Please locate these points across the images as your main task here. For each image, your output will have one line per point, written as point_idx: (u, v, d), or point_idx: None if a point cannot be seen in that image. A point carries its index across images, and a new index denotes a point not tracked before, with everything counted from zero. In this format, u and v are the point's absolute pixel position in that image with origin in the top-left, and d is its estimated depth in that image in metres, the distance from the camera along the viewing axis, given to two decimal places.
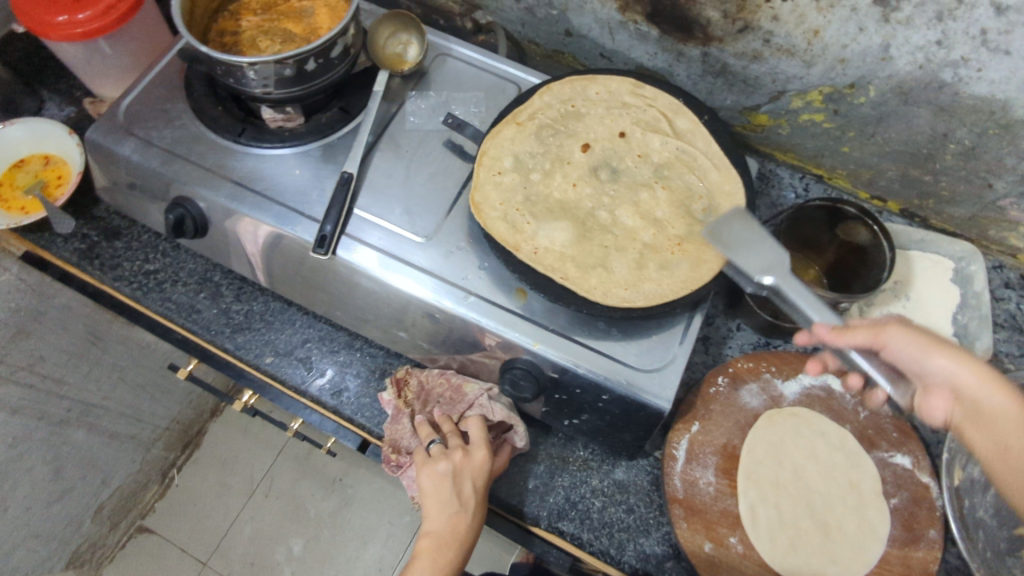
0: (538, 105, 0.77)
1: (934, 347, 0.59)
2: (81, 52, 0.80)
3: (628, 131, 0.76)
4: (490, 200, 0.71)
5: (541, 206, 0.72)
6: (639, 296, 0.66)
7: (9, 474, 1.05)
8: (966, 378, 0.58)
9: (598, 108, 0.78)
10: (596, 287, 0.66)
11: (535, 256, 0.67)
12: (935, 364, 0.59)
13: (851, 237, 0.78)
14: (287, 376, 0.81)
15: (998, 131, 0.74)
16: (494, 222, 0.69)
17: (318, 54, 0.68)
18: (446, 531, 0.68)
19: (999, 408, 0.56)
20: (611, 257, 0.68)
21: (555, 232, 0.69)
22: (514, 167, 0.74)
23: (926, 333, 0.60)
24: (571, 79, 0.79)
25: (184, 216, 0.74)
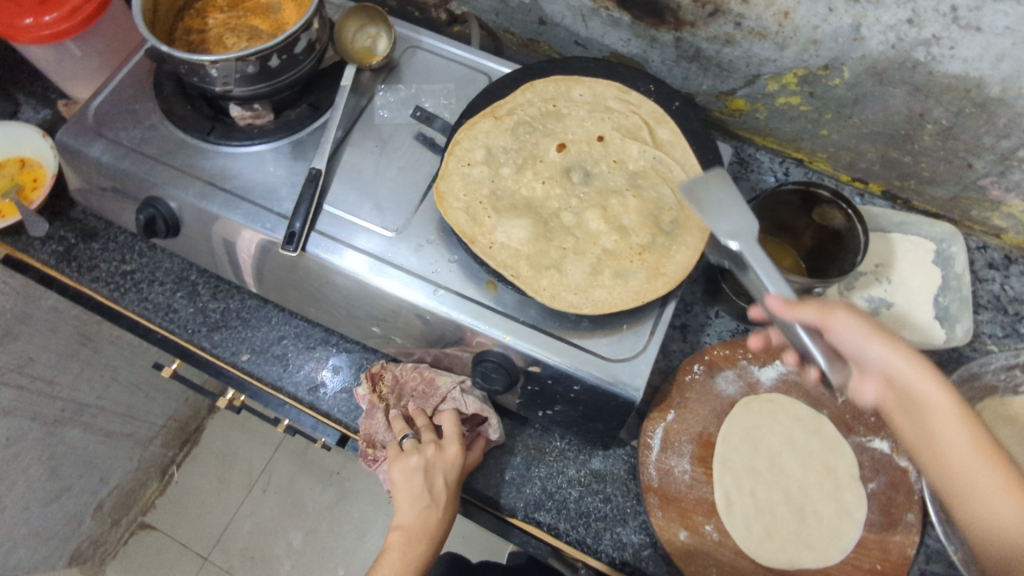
0: (518, 103, 0.76)
1: (880, 336, 0.58)
2: (50, 54, 0.80)
3: (607, 135, 0.75)
4: (455, 190, 0.71)
5: (506, 201, 0.71)
6: (587, 303, 0.65)
7: (5, 475, 1.06)
8: (902, 365, 0.57)
9: (579, 110, 0.76)
10: (545, 289, 0.66)
11: (489, 250, 0.67)
12: (876, 348, 0.58)
13: (827, 221, 0.77)
14: (264, 373, 0.82)
15: (975, 110, 0.73)
16: (454, 212, 0.69)
17: (281, 50, 0.67)
18: (416, 525, 0.69)
19: (932, 400, 0.56)
20: (567, 260, 0.67)
21: (514, 228, 0.69)
22: (485, 159, 0.73)
23: (872, 320, 0.59)
24: (555, 78, 0.77)
25: (155, 216, 0.74)
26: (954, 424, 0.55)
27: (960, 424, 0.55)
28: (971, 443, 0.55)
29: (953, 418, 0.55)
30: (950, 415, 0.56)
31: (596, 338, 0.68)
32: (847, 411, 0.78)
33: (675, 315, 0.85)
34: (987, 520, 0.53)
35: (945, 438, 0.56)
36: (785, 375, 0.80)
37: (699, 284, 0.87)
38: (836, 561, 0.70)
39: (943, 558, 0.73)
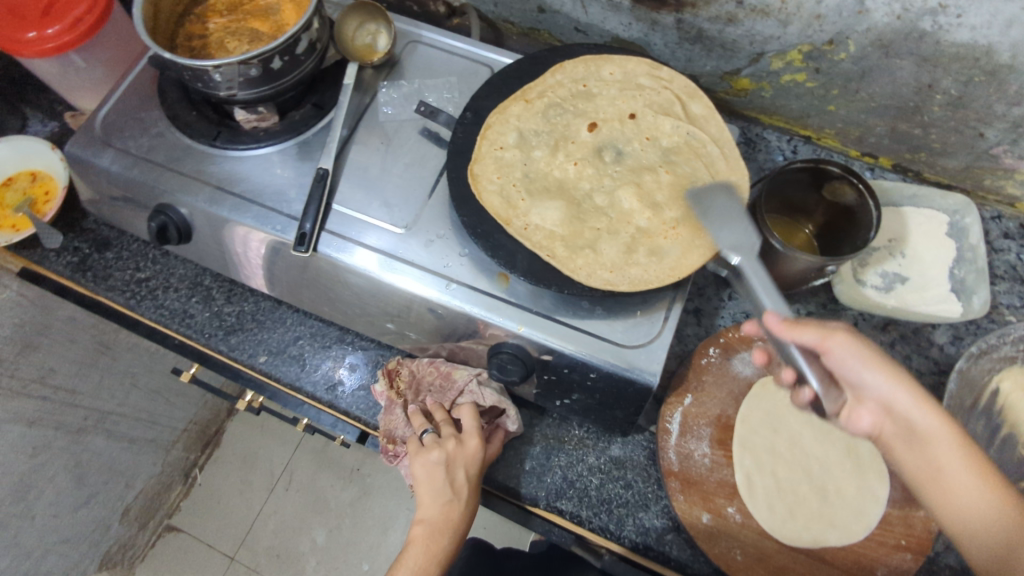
0: (548, 84, 0.76)
1: (884, 365, 0.56)
2: (55, 67, 0.80)
3: (639, 113, 0.75)
4: (489, 172, 0.71)
5: (540, 183, 0.72)
6: (624, 280, 0.65)
7: (32, 484, 1.08)
8: (904, 398, 0.56)
9: (610, 89, 0.76)
10: (581, 268, 0.65)
11: (525, 232, 0.67)
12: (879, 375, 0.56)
13: (837, 198, 0.76)
14: (282, 374, 0.83)
15: (985, 78, 0.72)
16: (489, 195, 0.69)
17: (283, 52, 0.67)
18: (439, 518, 0.70)
19: (931, 429, 0.55)
20: (601, 240, 0.68)
21: (548, 211, 0.69)
22: (518, 143, 0.73)
23: (870, 345, 0.57)
24: (585, 58, 0.77)
25: (166, 223, 0.75)
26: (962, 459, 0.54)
27: (961, 451, 0.55)
28: (979, 477, 0.54)
29: (958, 450, 0.55)
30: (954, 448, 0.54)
31: (611, 324, 0.68)
32: None
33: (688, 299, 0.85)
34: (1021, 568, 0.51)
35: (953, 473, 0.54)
36: None
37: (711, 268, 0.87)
38: (861, 538, 0.70)
39: None
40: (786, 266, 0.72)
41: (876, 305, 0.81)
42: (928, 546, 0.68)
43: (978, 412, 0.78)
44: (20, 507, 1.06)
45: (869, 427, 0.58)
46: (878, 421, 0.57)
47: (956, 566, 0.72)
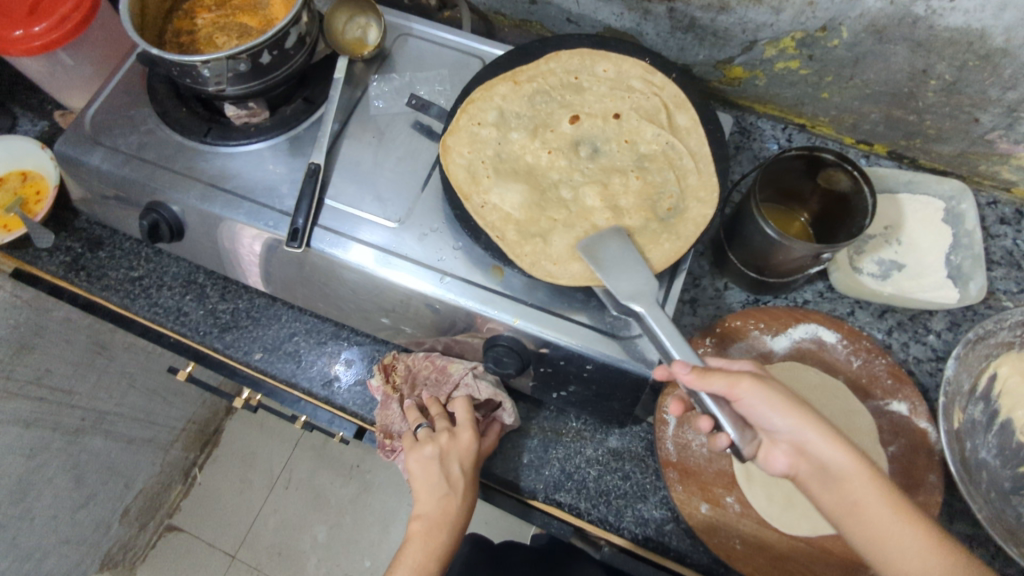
0: (540, 72, 0.75)
1: (790, 403, 0.58)
2: (43, 65, 0.80)
3: (624, 113, 0.74)
4: (460, 146, 0.71)
5: (509, 164, 0.72)
6: (565, 275, 0.65)
7: (30, 486, 1.07)
8: (813, 431, 0.57)
9: (602, 85, 0.75)
10: (527, 255, 0.66)
11: (481, 210, 0.68)
12: (788, 413, 0.57)
13: (832, 184, 0.76)
14: (277, 371, 0.83)
15: (979, 62, 0.71)
16: (455, 167, 0.70)
17: (271, 46, 0.67)
18: (437, 512, 0.69)
19: (843, 467, 0.56)
20: (555, 231, 0.68)
21: (509, 192, 0.70)
22: (496, 122, 0.73)
23: (777, 389, 0.59)
24: (582, 51, 0.76)
25: (158, 221, 0.74)
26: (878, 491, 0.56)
27: (873, 487, 0.56)
28: (893, 511, 0.55)
29: (868, 484, 0.56)
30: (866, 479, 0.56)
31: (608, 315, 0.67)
32: (863, 375, 0.77)
33: (684, 290, 0.85)
34: None
35: (870, 504, 0.55)
36: (798, 342, 0.79)
37: (706, 257, 0.86)
38: None
39: (965, 517, 0.74)
40: (780, 254, 0.71)
41: (872, 292, 0.81)
42: None
43: (975, 398, 0.78)
44: (19, 509, 1.06)
45: (785, 468, 0.58)
46: (792, 463, 0.58)
47: None
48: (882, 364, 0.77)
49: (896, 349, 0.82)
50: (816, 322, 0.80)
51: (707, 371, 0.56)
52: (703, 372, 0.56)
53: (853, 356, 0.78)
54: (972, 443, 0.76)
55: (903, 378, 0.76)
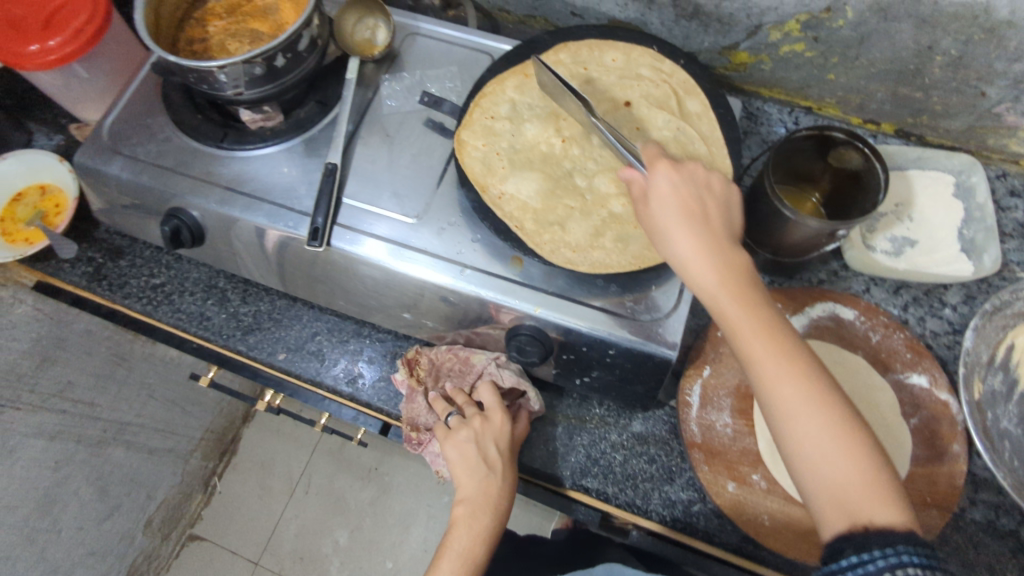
0: (550, 62, 0.76)
1: (693, 226, 0.59)
2: (58, 79, 0.81)
3: (634, 101, 0.74)
4: (475, 140, 0.72)
5: (524, 154, 0.73)
6: (585, 261, 0.67)
7: (56, 498, 1.09)
8: (684, 250, 0.58)
9: (610, 75, 0.76)
10: (546, 242, 0.67)
11: (498, 201, 0.69)
12: (700, 279, 0.58)
13: (844, 163, 0.76)
14: (301, 370, 0.84)
15: (985, 36, 0.72)
16: (471, 160, 0.71)
17: (285, 49, 0.68)
18: (479, 496, 0.70)
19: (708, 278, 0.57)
20: (572, 218, 0.69)
21: (525, 182, 0.70)
22: (510, 114, 0.74)
23: (678, 203, 0.60)
24: (590, 43, 0.78)
25: (179, 226, 0.75)
26: (773, 354, 0.54)
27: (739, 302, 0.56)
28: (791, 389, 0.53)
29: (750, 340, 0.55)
30: (730, 303, 0.56)
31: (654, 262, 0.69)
32: (882, 349, 0.78)
33: None
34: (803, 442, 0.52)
35: (752, 345, 0.55)
36: (816, 320, 0.80)
37: None
38: None
39: (990, 486, 0.75)
40: (795, 232, 0.71)
41: (889, 268, 0.82)
42: (953, 502, 0.69)
43: (994, 368, 0.77)
44: (47, 521, 1.07)
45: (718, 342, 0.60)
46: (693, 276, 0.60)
47: (981, 521, 0.73)
48: (900, 338, 0.78)
49: (913, 324, 0.83)
50: (832, 300, 0.81)
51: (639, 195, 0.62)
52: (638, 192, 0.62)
53: (871, 331, 0.79)
54: (992, 415, 0.75)
55: (922, 351, 0.77)
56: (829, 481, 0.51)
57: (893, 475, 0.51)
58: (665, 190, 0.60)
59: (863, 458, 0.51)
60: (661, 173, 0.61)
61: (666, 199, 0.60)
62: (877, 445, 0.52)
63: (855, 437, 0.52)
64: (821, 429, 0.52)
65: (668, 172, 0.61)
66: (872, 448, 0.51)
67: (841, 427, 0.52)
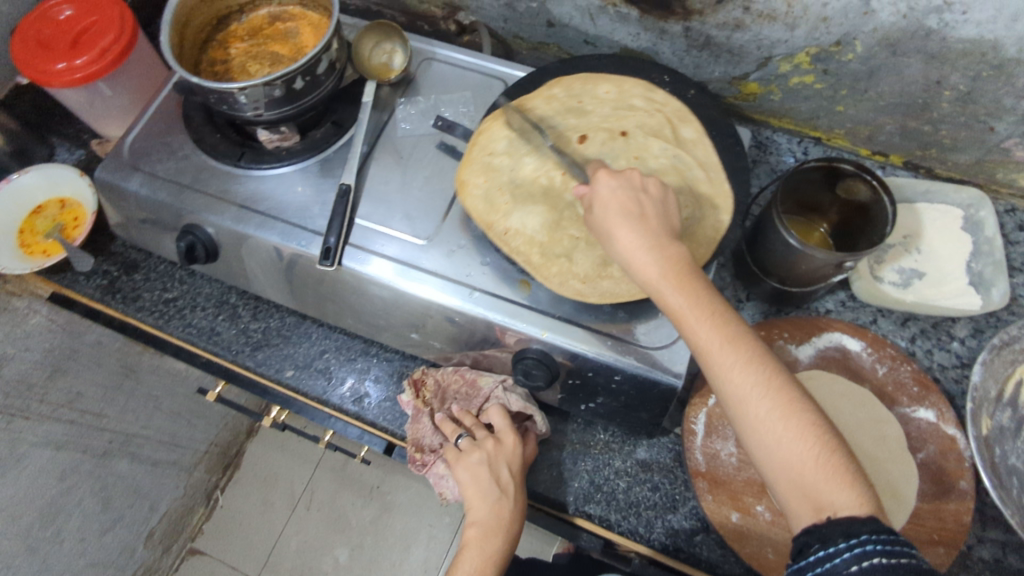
0: (543, 97, 0.77)
1: (633, 222, 0.57)
2: (83, 96, 0.83)
3: (630, 130, 0.73)
4: (474, 177, 0.73)
5: (525, 188, 0.71)
6: (594, 292, 0.67)
7: (60, 508, 1.09)
8: (625, 250, 0.57)
9: (603, 107, 0.76)
10: (554, 275, 0.67)
11: (504, 236, 0.69)
12: (643, 275, 0.56)
13: (852, 195, 0.77)
14: (309, 388, 0.84)
15: (993, 72, 0.73)
16: (473, 198, 0.71)
17: (304, 72, 0.69)
18: (491, 518, 0.71)
19: (652, 276, 0.56)
20: (578, 249, 0.68)
21: (528, 216, 0.70)
22: (507, 150, 0.74)
23: (617, 201, 0.59)
24: (584, 77, 0.78)
25: (195, 243, 0.77)
26: (721, 344, 0.53)
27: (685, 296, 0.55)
28: (745, 381, 0.52)
29: (698, 335, 0.54)
30: (676, 300, 0.55)
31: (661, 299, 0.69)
32: (889, 382, 0.78)
33: None
34: (760, 435, 0.51)
35: (699, 335, 0.54)
36: (822, 351, 0.80)
37: (727, 269, 0.88)
38: None
39: (998, 523, 0.74)
40: (804, 264, 0.72)
41: (896, 301, 0.82)
42: (960, 539, 0.69)
43: (1002, 403, 0.77)
44: (50, 531, 1.08)
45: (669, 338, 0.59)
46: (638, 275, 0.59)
47: (988, 559, 0.72)
48: (907, 371, 0.78)
49: (920, 357, 0.82)
50: (838, 330, 0.80)
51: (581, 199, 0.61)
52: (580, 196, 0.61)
53: (878, 363, 0.78)
54: (1000, 450, 0.75)
55: (929, 385, 0.76)
56: (788, 471, 0.50)
57: (848, 454, 0.51)
58: (603, 191, 0.59)
59: (816, 442, 0.50)
60: (600, 179, 0.60)
61: (605, 199, 0.59)
62: (830, 426, 0.52)
63: (807, 423, 0.51)
64: (775, 420, 0.51)
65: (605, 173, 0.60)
66: (828, 432, 0.51)
67: (792, 415, 0.51)
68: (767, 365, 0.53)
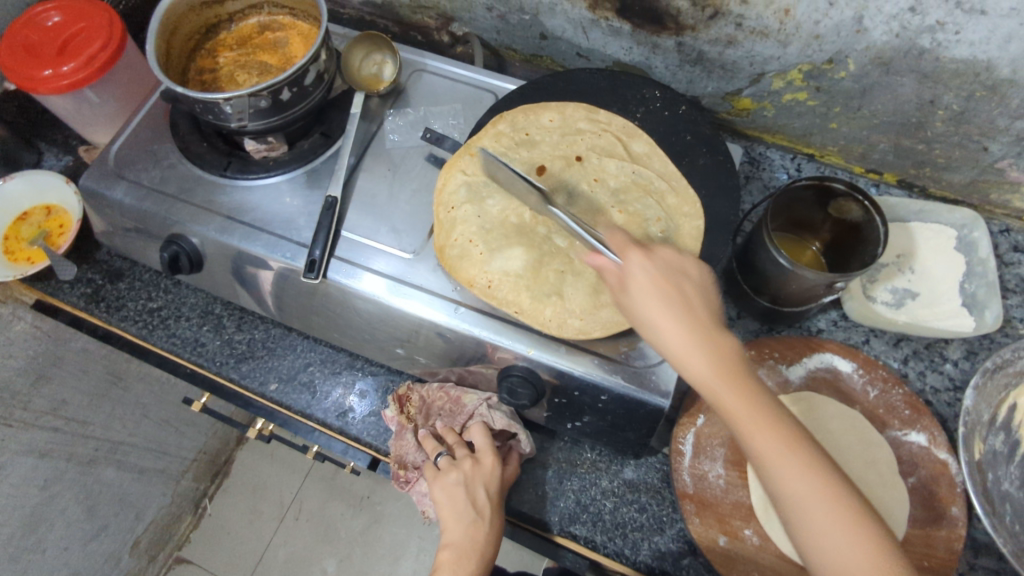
0: (490, 135, 0.75)
1: (674, 310, 0.57)
2: (70, 103, 0.82)
3: (584, 155, 0.74)
4: (449, 236, 0.70)
5: (497, 231, 0.70)
6: (596, 326, 0.65)
7: (42, 516, 1.08)
8: (668, 338, 0.57)
9: (552, 135, 0.76)
10: (551, 319, 0.66)
11: (489, 290, 0.67)
12: (694, 371, 0.55)
13: (844, 214, 0.76)
14: (293, 402, 0.83)
15: (986, 92, 0.72)
16: (450, 258, 0.69)
17: (291, 84, 0.69)
18: (465, 541, 0.69)
19: (698, 367, 0.55)
20: (566, 283, 0.67)
21: (510, 260, 0.68)
22: (469, 197, 0.72)
23: (658, 287, 0.58)
24: (524, 108, 0.77)
25: (178, 253, 0.76)
26: (774, 444, 0.53)
27: (732, 389, 0.55)
28: (795, 477, 0.52)
29: (747, 430, 0.54)
30: (725, 391, 0.55)
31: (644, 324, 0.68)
32: (880, 405, 0.76)
33: None
34: (811, 533, 0.51)
35: (750, 431, 0.53)
36: (813, 371, 0.79)
37: None
38: None
39: (990, 550, 0.73)
40: (794, 284, 0.71)
41: (888, 322, 0.81)
42: (950, 567, 0.67)
43: (996, 427, 0.76)
44: (32, 540, 1.06)
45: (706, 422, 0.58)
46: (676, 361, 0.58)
47: None
48: (900, 395, 0.76)
49: (913, 379, 0.81)
50: (830, 351, 0.79)
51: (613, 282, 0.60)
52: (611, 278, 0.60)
53: (869, 386, 0.77)
54: (993, 475, 0.74)
55: (921, 409, 0.75)
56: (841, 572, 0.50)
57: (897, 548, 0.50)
58: (641, 277, 0.59)
59: (868, 541, 0.50)
60: (633, 262, 0.60)
61: (643, 286, 0.58)
62: (877, 518, 0.51)
63: (872, 533, 0.50)
64: (827, 518, 0.50)
65: (643, 259, 0.59)
66: (878, 529, 0.50)
67: (857, 524, 0.50)
68: (815, 458, 0.53)
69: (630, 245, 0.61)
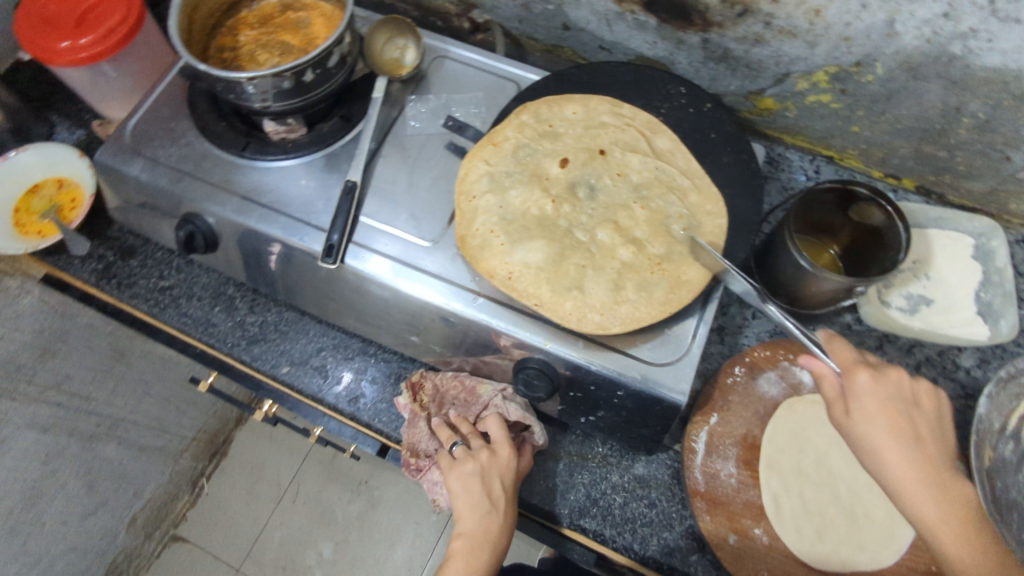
0: (512, 125, 0.75)
1: (903, 440, 0.59)
2: (86, 76, 0.81)
3: (608, 148, 0.73)
4: (471, 227, 0.69)
5: (518, 223, 0.69)
6: (615, 321, 0.65)
7: (43, 490, 1.07)
8: (891, 465, 0.59)
9: (575, 128, 0.75)
10: (571, 313, 0.65)
11: (510, 280, 0.66)
12: (919, 507, 0.57)
13: (865, 219, 0.76)
14: (304, 385, 0.83)
15: (1014, 101, 0.72)
16: (473, 249, 0.68)
17: (315, 65, 0.68)
18: (480, 531, 0.69)
19: (922, 502, 0.57)
20: (588, 277, 0.66)
21: (531, 253, 0.67)
22: (491, 187, 0.71)
23: (891, 414, 0.60)
24: (547, 99, 0.76)
25: (193, 232, 0.75)
26: None
27: (952, 529, 0.56)
28: None
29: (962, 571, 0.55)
30: (945, 529, 0.56)
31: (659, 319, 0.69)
32: None
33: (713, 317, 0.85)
34: None
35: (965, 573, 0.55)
36: None
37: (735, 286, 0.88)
38: (893, 561, 0.70)
39: None
40: (816, 288, 0.71)
41: (904, 327, 0.82)
42: None
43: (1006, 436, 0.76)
44: (31, 514, 1.06)
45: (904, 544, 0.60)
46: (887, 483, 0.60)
47: None
48: None
49: None
50: None
51: (834, 396, 0.62)
52: (832, 391, 0.62)
53: None
54: None
55: None
56: None
57: None
58: (868, 398, 0.60)
59: None
60: (861, 382, 0.61)
61: (871, 408, 0.60)
62: None
63: None
64: None
65: (873, 377, 0.60)
66: None
67: None
68: None
69: (860, 361, 0.62)
